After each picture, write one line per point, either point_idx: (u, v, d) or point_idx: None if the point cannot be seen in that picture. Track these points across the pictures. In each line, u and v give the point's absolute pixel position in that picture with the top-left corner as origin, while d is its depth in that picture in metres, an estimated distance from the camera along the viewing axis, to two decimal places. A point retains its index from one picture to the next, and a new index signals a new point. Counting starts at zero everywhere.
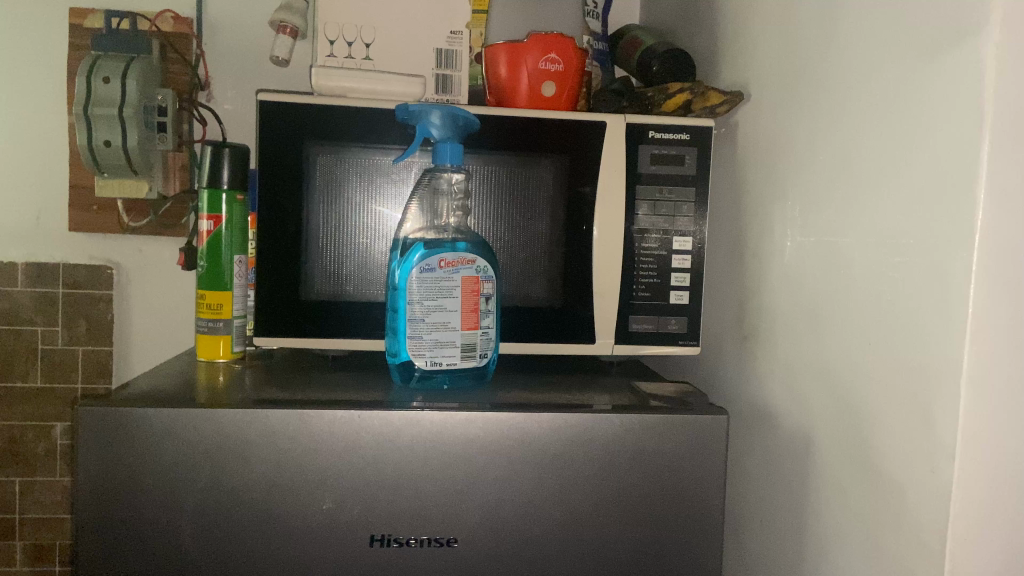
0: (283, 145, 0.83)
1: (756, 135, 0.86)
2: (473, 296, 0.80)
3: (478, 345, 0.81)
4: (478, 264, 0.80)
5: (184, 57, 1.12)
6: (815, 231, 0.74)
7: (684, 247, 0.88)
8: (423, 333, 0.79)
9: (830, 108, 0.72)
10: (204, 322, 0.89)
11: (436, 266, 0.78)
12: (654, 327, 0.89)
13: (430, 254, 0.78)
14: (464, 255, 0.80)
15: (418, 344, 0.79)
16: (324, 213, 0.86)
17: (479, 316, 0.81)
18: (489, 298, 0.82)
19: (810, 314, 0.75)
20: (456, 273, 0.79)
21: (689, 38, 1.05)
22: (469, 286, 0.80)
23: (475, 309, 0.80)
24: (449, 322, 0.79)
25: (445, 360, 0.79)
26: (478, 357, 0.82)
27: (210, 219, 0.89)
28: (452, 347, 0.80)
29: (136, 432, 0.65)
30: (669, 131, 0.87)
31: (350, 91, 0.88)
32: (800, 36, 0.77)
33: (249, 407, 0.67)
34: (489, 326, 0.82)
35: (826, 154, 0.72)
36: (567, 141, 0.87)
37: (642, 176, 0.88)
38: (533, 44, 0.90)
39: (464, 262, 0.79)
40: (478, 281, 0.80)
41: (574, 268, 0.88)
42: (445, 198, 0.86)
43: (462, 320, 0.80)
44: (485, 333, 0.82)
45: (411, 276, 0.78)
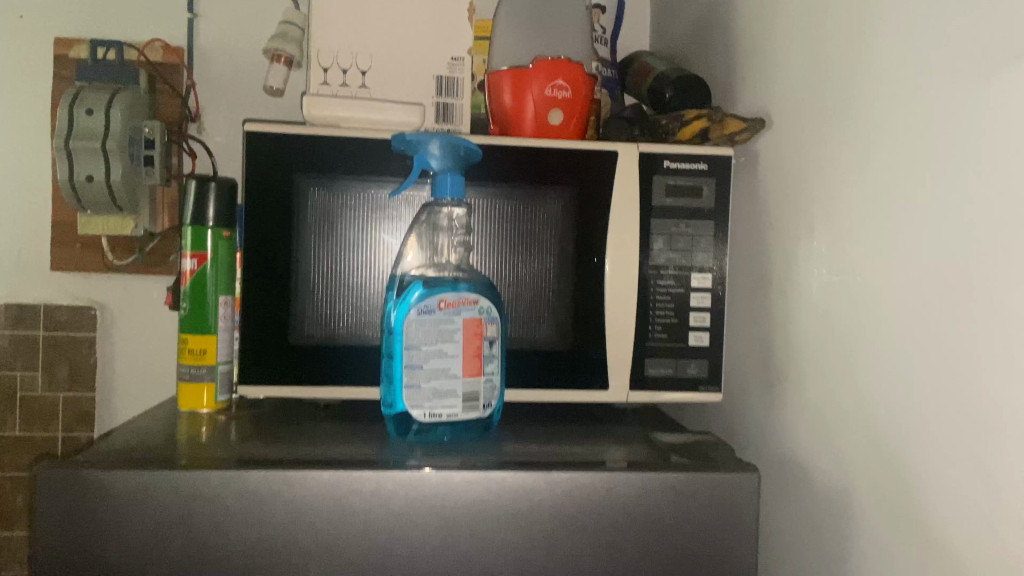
0: (274, 180, 0.78)
1: (778, 164, 0.80)
2: (476, 339, 0.74)
3: (481, 394, 0.75)
4: (481, 305, 0.75)
5: (174, 87, 1.07)
6: (849, 267, 0.68)
7: (703, 284, 0.82)
8: (422, 381, 0.72)
9: (863, 135, 0.65)
10: (186, 369, 0.83)
11: (435, 307, 0.73)
12: (672, 372, 0.82)
13: (429, 295, 0.73)
14: (466, 294, 0.74)
15: (415, 394, 0.72)
16: (316, 252, 0.80)
17: (483, 362, 0.75)
18: (493, 342, 0.76)
19: (844, 359, 0.68)
20: (457, 315, 0.73)
21: (703, 64, 0.99)
22: (472, 329, 0.74)
23: (478, 354, 0.74)
24: (449, 369, 0.73)
25: (444, 411, 0.73)
26: (482, 407, 0.75)
27: (195, 257, 0.83)
28: (454, 396, 0.73)
29: (101, 497, 0.59)
30: (684, 161, 0.82)
31: (344, 120, 0.82)
32: (827, 57, 0.72)
33: (227, 467, 0.61)
34: (494, 373, 0.76)
35: (858, 183, 0.66)
36: (577, 171, 0.81)
37: (657, 209, 0.82)
38: (539, 70, 0.84)
39: (466, 303, 0.74)
40: (482, 324, 0.75)
41: (586, 308, 0.81)
42: (446, 235, 0.80)
43: (464, 366, 0.73)
44: (490, 380, 0.76)
45: (409, 318, 0.72)
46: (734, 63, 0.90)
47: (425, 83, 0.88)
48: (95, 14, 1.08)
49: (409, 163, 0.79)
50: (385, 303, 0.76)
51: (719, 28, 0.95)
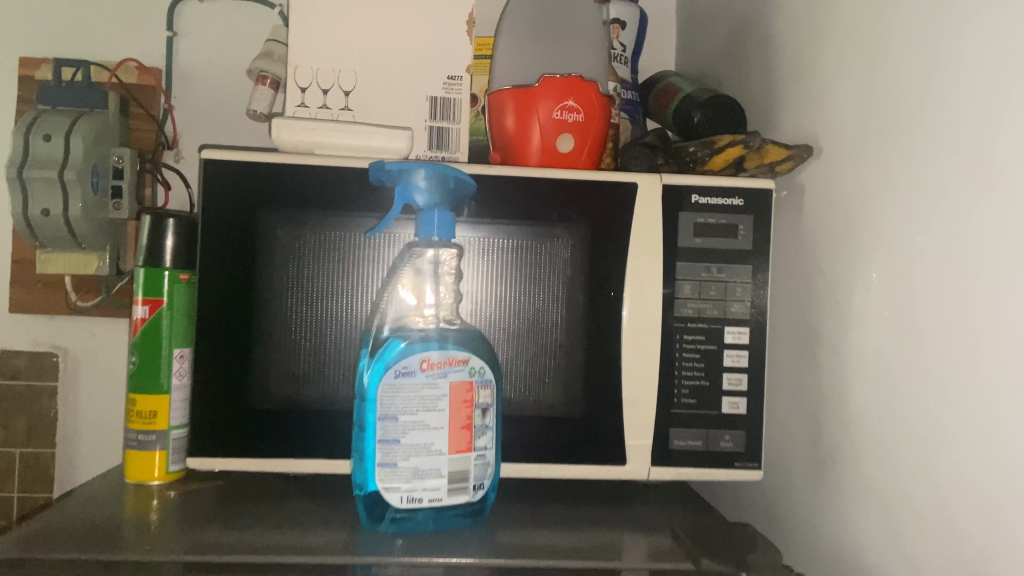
0: (235, 214, 0.66)
1: (823, 199, 0.67)
2: (465, 407, 0.62)
3: (471, 474, 0.62)
4: (472, 365, 0.63)
5: (149, 112, 0.98)
6: (921, 327, 0.55)
7: (739, 341, 0.70)
8: (399, 459, 0.60)
9: (938, 165, 0.53)
10: (134, 435, 0.72)
11: (416, 369, 0.61)
12: (702, 445, 0.69)
13: (410, 355, 0.61)
14: (455, 353, 0.62)
15: (390, 474, 0.60)
16: (283, 298, 0.68)
17: (473, 434, 0.62)
18: (486, 410, 0.64)
19: (914, 443, 0.55)
20: (443, 378, 0.62)
21: (735, 84, 0.87)
22: (461, 394, 0.62)
23: (468, 424, 0.62)
24: (432, 443, 0.61)
25: (425, 495, 0.61)
26: (472, 490, 0.62)
27: (147, 303, 0.72)
28: (437, 476, 0.61)
29: None
30: (717, 195, 0.70)
31: (320, 146, 0.71)
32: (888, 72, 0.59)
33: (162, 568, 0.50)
34: (487, 447, 0.63)
35: (934, 224, 0.53)
36: (590, 207, 0.69)
37: (684, 252, 0.69)
38: (546, 90, 0.73)
39: (454, 363, 0.62)
40: (472, 388, 0.63)
41: (599, 368, 0.69)
42: (428, 277, 0.66)
43: (450, 440, 0.61)
44: (482, 456, 0.63)
45: (384, 382, 0.61)
46: (770, 82, 0.78)
47: (417, 104, 0.77)
48: (66, 34, 0.99)
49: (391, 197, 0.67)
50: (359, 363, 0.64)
51: (753, 43, 0.83)
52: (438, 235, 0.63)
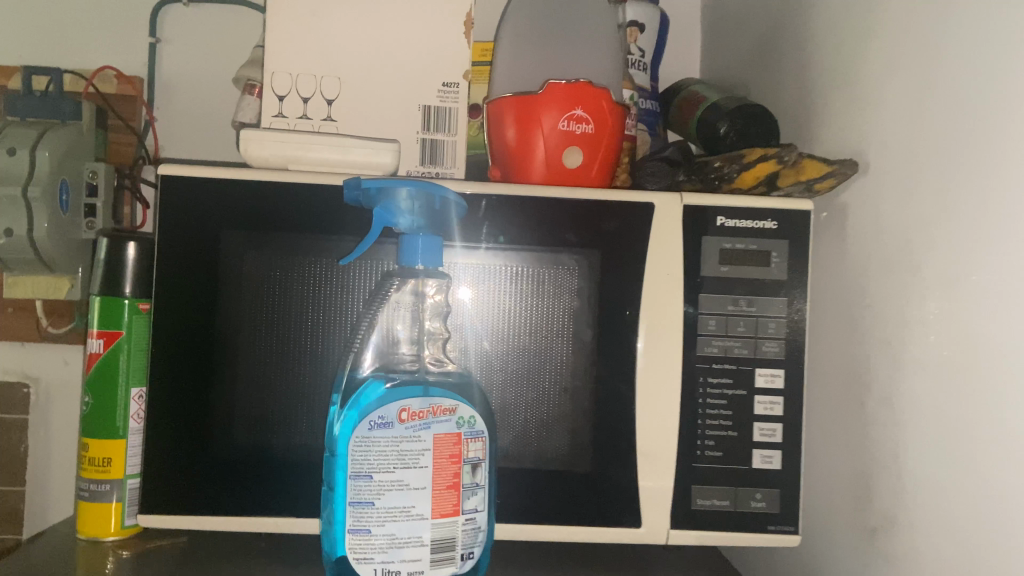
0: (194, 238, 0.59)
1: (870, 222, 0.58)
2: (451, 464, 0.53)
3: (458, 542, 0.53)
4: (460, 414, 0.54)
5: (129, 124, 0.91)
6: (993, 378, 0.45)
7: (772, 385, 0.60)
8: (373, 525, 0.52)
9: (1015, 185, 0.44)
10: (85, 485, 0.64)
11: (394, 420, 0.52)
12: (729, 505, 0.60)
13: (387, 404, 0.52)
14: (441, 401, 0.54)
15: (362, 543, 0.52)
16: (248, 333, 0.60)
17: (461, 495, 0.54)
18: (477, 467, 0.55)
19: (986, 522, 0.45)
20: (425, 430, 0.53)
21: (765, 93, 0.78)
22: (446, 449, 0.53)
23: (454, 484, 0.53)
24: (411, 506, 0.52)
25: (403, 568, 0.52)
26: (459, 560, 0.53)
27: (103, 336, 0.64)
28: (417, 545, 0.52)
29: None
30: (747, 217, 0.60)
31: (294, 161, 0.62)
32: (949, 72, 0.50)
33: None
34: (478, 510, 0.55)
35: (1010, 254, 0.44)
36: (600, 231, 0.60)
37: (708, 282, 0.60)
38: (551, 97, 0.64)
39: (438, 413, 0.53)
40: (460, 441, 0.54)
41: (611, 415, 0.60)
42: (402, 315, 0.59)
43: (432, 503, 0.52)
44: (471, 520, 0.54)
45: (356, 436, 0.52)
46: (806, 89, 0.69)
47: (408, 115, 0.69)
48: (42, 42, 0.92)
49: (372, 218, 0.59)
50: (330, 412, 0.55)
51: (786, 46, 0.74)
52: (422, 263, 0.55)
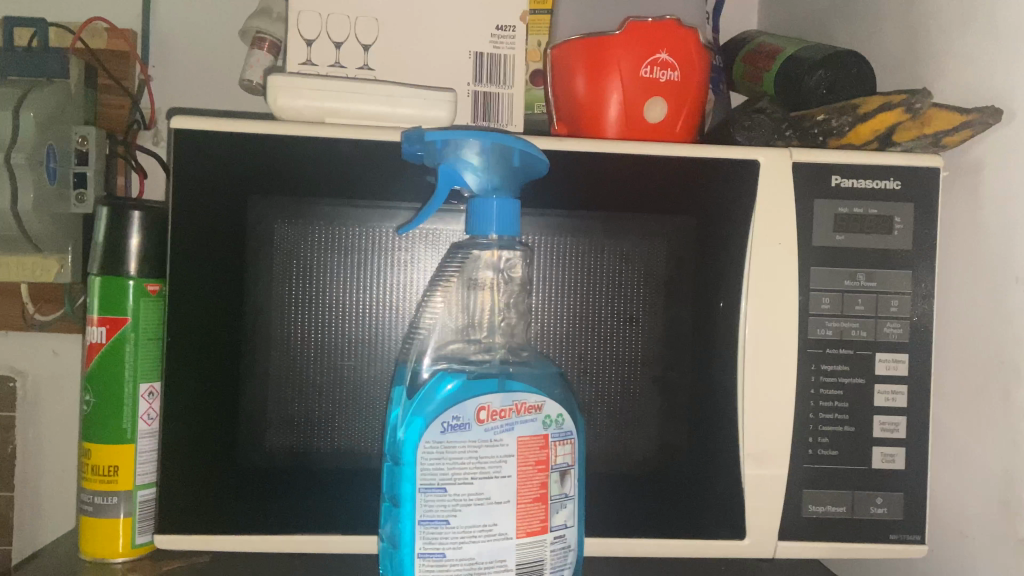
0: (217, 205, 0.49)
1: (1013, 178, 0.49)
2: (538, 472, 0.44)
3: (547, 565, 0.45)
4: (547, 413, 0.45)
5: (122, 83, 0.79)
6: None
7: (895, 373, 0.52)
8: (447, 548, 0.43)
9: None
10: (89, 497, 0.54)
11: (471, 421, 0.43)
12: (846, 511, 0.52)
13: (461, 402, 0.44)
14: (525, 397, 0.45)
15: (435, 570, 0.43)
16: (285, 319, 0.50)
17: (549, 509, 0.45)
18: (567, 475, 0.46)
19: None
20: (508, 433, 0.44)
21: (853, 41, 0.69)
22: (531, 455, 0.44)
23: (541, 496, 0.45)
24: (493, 524, 0.43)
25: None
26: None
27: (105, 324, 0.54)
28: (501, 571, 0.43)
29: None
30: (867, 177, 0.52)
31: (332, 114, 0.53)
32: None
33: None
34: (567, 526, 0.46)
35: None
36: (695, 194, 0.51)
37: (820, 255, 0.52)
38: (631, 38, 0.55)
39: (523, 412, 0.44)
40: (547, 445, 0.45)
41: (708, 409, 0.52)
42: (489, 293, 0.51)
43: (517, 520, 0.44)
44: (561, 539, 0.45)
45: (425, 441, 0.43)
46: (913, 31, 0.60)
47: (457, 63, 0.59)
48: None
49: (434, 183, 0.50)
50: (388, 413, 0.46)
51: None
52: (495, 231, 0.46)
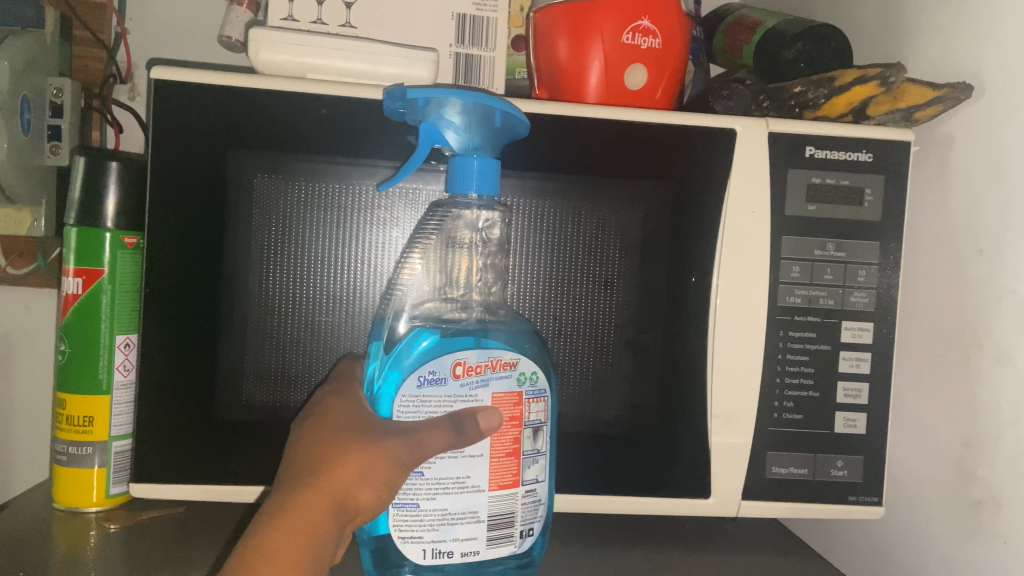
0: (193, 155, 0.49)
1: (982, 154, 0.50)
2: (511, 428, 0.45)
3: (517, 517, 0.46)
4: (522, 371, 0.46)
5: (98, 36, 0.77)
6: None
7: (859, 342, 0.53)
8: (422, 498, 0.44)
9: None
10: (64, 447, 0.55)
11: (447, 376, 0.44)
12: (807, 473, 0.53)
13: (437, 357, 0.44)
14: (501, 354, 0.45)
15: (409, 518, 0.44)
16: (263, 273, 0.51)
17: (521, 464, 0.46)
18: (539, 431, 0.47)
19: None
20: (483, 388, 0.45)
21: (832, 15, 0.70)
22: (506, 410, 0.45)
23: (514, 451, 0.46)
24: (466, 477, 0.44)
25: (456, 548, 0.44)
26: (517, 540, 0.46)
27: (81, 275, 0.53)
28: (473, 521, 0.44)
29: (326, 445, 0.42)
30: (839, 149, 0.53)
31: (314, 70, 0.53)
32: None
33: (392, 437, 0.41)
34: (539, 480, 0.47)
35: None
36: (673, 161, 0.52)
37: (792, 224, 0.53)
38: (612, 3, 0.55)
39: (498, 368, 0.45)
40: (521, 401, 0.46)
41: (678, 372, 0.53)
42: (463, 253, 0.52)
43: (490, 472, 0.45)
44: (531, 493, 0.47)
45: (403, 394, 0.44)
46: (891, 6, 0.61)
47: (440, 24, 0.60)
48: None
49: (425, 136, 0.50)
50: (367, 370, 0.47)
51: None
52: (474, 190, 0.46)
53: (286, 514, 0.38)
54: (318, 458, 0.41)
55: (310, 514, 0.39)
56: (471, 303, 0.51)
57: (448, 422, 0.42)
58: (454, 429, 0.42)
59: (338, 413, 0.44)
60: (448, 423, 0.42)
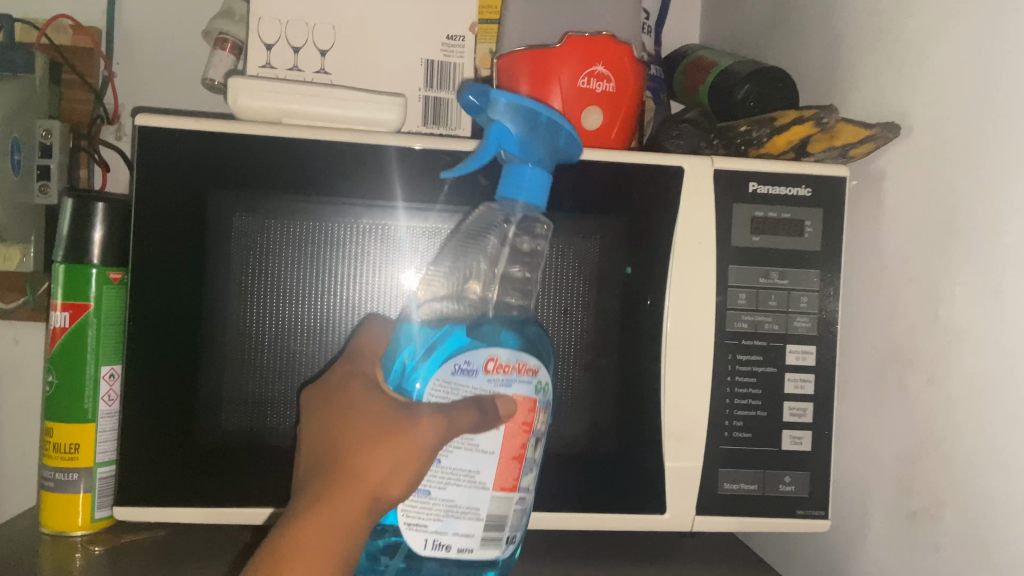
0: (178, 196, 0.52)
1: (910, 188, 0.55)
2: (523, 433, 0.45)
3: (509, 523, 0.46)
4: (542, 379, 0.46)
5: (86, 80, 0.81)
6: None
7: (803, 364, 0.57)
8: (433, 486, 0.44)
9: None
10: (51, 474, 0.57)
11: (479, 369, 0.44)
12: (757, 488, 0.57)
13: (474, 348, 0.45)
14: (528, 358, 0.46)
15: (418, 505, 0.44)
16: (242, 307, 0.54)
17: (522, 469, 0.46)
18: (539, 441, 0.47)
19: None
20: (507, 388, 0.45)
21: (780, 57, 0.74)
22: (521, 414, 0.45)
23: (520, 456, 0.46)
24: (476, 472, 0.44)
25: (454, 542, 0.45)
26: (504, 544, 0.46)
27: (68, 309, 0.56)
28: (473, 519, 0.45)
29: (354, 439, 0.42)
30: (780, 184, 0.57)
31: (289, 115, 0.56)
32: (1000, 26, 0.47)
33: (417, 425, 0.41)
34: (530, 489, 0.47)
35: None
36: (627, 197, 0.56)
37: (738, 254, 0.57)
38: (570, 51, 0.59)
39: (524, 373, 0.45)
40: (535, 409, 0.46)
41: (634, 394, 0.56)
42: (484, 257, 0.52)
43: (497, 472, 0.45)
44: (524, 499, 0.47)
45: (435, 378, 0.44)
46: (831, 51, 0.65)
47: (409, 70, 0.63)
48: None
49: (393, 178, 0.54)
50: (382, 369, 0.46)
51: (805, 5, 0.70)
52: (524, 196, 0.47)
53: (317, 521, 0.40)
54: (346, 454, 0.42)
55: (341, 518, 0.40)
56: (484, 303, 0.51)
57: (473, 403, 0.42)
58: (478, 410, 0.42)
59: (362, 398, 0.44)
60: (474, 405, 0.42)
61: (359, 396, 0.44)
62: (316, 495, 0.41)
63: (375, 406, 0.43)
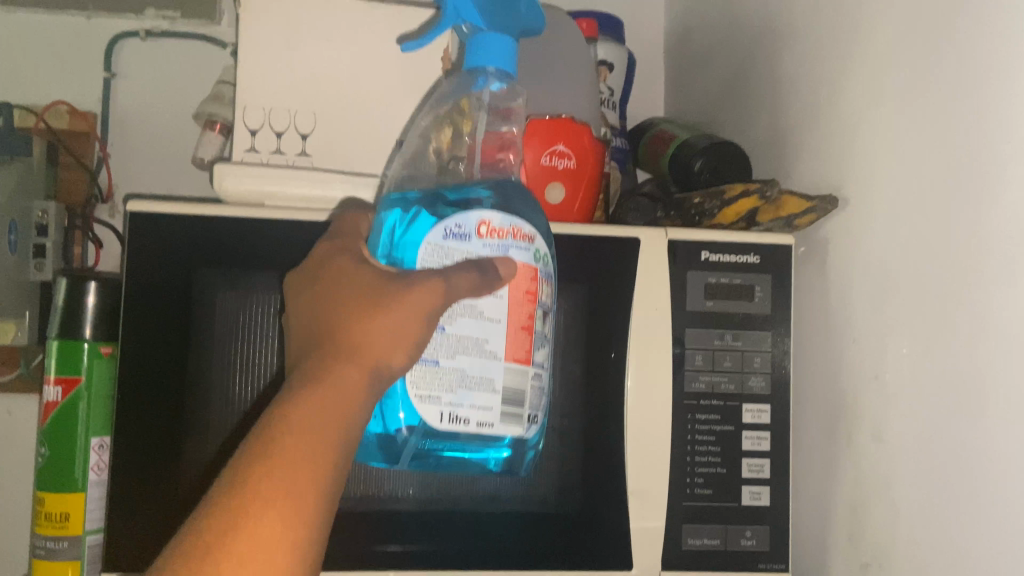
0: (166, 276, 0.56)
1: (850, 254, 0.59)
2: (528, 301, 0.47)
3: (527, 398, 0.48)
4: (538, 247, 0.48)
5: (81, 161, 0.85)
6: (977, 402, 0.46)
7: (759, 422, 0.60)
8: (441, 356, 0.45)
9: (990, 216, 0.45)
10: (42, 542, 0.59)
11: (473, 233, 0.46)
12: (719, 543, 0.59)
13: (465, 214, 0.47)
14: (522, 225, 0.48)
15: (427, 376, 0.45)
16: (226, 377, 0.57)
17: (533, 342, 0.48)
18: (546, 316, 0.49)
19: (981, 544, 0.45)
20: (503, 252, 0.46)
21: (736, 130, 0.80)
22: (524, 284, 0.47)
23: (528, 326, 0.47)
24: (485, 343, 0.46)
25: (471, 416, 0.46)
26: (527, 422, 0.48)
27: (61, 383, 0.59)
28: (489, 390, 0.46)
29: (350, 316, 0.43)
30: (730, 253, 0.61)
31: (270, 197, 0.60)
32: (918, 111, 0.51)
33: (415, 290, 0.43)
34: (544, 366, 0.49)
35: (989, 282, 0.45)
36: (587, 265, 0.60)
37: (693, 318, 0.60)
38: (532, 132, 0.64)
39: (519, 238, 0.47)
40: (537, 277, 0.48)
41: (600, 453, 0.59)
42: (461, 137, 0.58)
43: (507, 342, 0.46)
44: (538, 375, 0.49)
45: (428, 243, 0.46)
46: (778, 126, 0.70)
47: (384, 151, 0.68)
48: None
49: None
50: (374, 250, 0.50)
51: (755, 84, 0.75)
52: (491, 63, 0.50)
53: (319, 391, 0.40)
54: (341, 334, 0.43)
55: (344, 390, 0.41)
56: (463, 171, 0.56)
57: (472, 265, 0.44)
58: (479, 270, 0.44)
59: (353, 279, 0.45)
60: (473, 266, 0.44)
61: (348, 280, 0.45)
62: (313, 371, 0.41)
63: (368, 285, 0.45)
